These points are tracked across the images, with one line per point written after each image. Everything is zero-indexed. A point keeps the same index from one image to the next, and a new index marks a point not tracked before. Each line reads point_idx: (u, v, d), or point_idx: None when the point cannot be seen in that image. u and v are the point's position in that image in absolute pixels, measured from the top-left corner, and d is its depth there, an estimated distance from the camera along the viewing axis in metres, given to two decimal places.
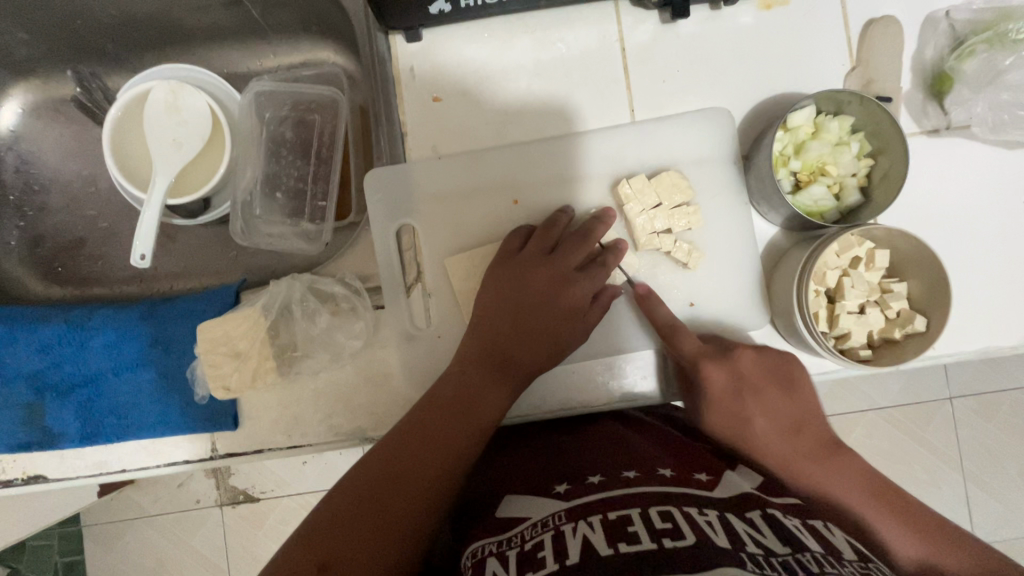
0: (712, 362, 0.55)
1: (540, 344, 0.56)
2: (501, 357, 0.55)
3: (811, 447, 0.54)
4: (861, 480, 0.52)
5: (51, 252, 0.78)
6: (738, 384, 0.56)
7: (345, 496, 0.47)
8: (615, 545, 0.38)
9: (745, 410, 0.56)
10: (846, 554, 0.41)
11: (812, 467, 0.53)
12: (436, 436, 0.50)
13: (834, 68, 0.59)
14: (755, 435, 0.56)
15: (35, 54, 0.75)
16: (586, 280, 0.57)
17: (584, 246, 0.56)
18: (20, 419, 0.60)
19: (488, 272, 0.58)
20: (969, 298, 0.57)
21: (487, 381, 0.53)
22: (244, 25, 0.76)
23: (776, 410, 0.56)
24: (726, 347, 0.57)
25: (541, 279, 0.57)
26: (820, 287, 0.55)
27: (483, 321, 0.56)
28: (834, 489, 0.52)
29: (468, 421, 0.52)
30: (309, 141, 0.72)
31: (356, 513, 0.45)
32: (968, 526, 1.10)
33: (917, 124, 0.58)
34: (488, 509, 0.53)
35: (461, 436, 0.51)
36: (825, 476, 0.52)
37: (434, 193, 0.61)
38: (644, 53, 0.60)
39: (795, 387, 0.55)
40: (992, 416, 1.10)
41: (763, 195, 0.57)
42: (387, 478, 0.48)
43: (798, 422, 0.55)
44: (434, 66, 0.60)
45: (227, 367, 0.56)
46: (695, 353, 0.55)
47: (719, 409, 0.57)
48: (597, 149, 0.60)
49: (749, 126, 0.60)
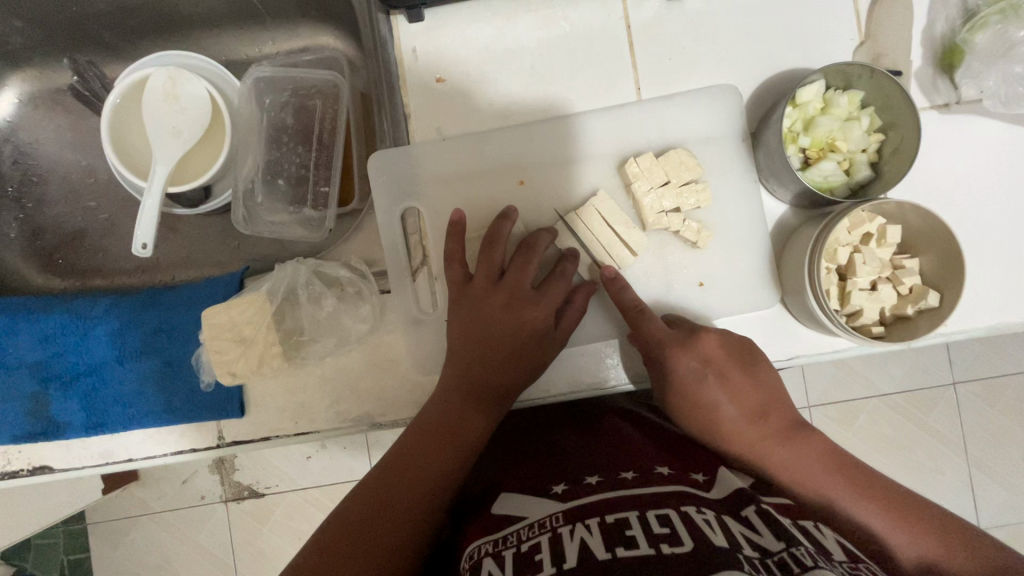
0: (677, 348, 0.54)
1: (510, 365, 0.54)
2: (473, 382, 0.54)
3: (775, 429, 0.54)
4: (827, 459, 0.51)
5: (50, 244, 0.77)
6: (701, 368, 0.54)
7: (334, 529, 0.46)
8: (613, 550, 0.38)
9: (712, 397, 0.55)
10: (836, 554, 0.40)
11: (777, 449, 0.53)
12: (415, 461, 0.50)
13: (842, 43, 0.58)
14: (721, 421, 0.55)
15: (31, 42, 0.74)
16: (548, 300, 0.56)
17: (532, 260, 0.56)
18: (23, 410, 0.59)
19: (451, 305, 0.57)
20: (982, 274, 0.56)
21: (463, 407, 0.53)
22: (242, 11, 0.75)
23: (740, 395, 0.54)
24: (690, 330, 0.55)
25: (500, 305, 0.56)
26: (830, 265, 0.54)
27: (450, 350, 0.55)
28: (800, 472, 0.51)
29: (445, 447, 0.51)
30: (311, 126, 0.71)
31: (346, 547, 0.44)
32: (973, 511, 1.10)
33: (928, 99, 0.57)
34: (483, 507, 0.53)
35: (439, 463, 0.50)
36: (787, 458, 0.52)
37: (438, 176, 0.60)
38: (650, 30, 0.59)
39: (756, 368, 0.54)
40: (996, 401, 1.10)
41: (773, 172, 0.56)
42: (375, 505, 0.47)
43: (762, 405, 0.54)
44: (436, 47, 0.60)
45: (233, 353, 0.56)
46: (661, 340, 0.54)
47: (684, 395, 0.55)
48: (604, 129, 0.59)
49: (757, 103, 0.59)
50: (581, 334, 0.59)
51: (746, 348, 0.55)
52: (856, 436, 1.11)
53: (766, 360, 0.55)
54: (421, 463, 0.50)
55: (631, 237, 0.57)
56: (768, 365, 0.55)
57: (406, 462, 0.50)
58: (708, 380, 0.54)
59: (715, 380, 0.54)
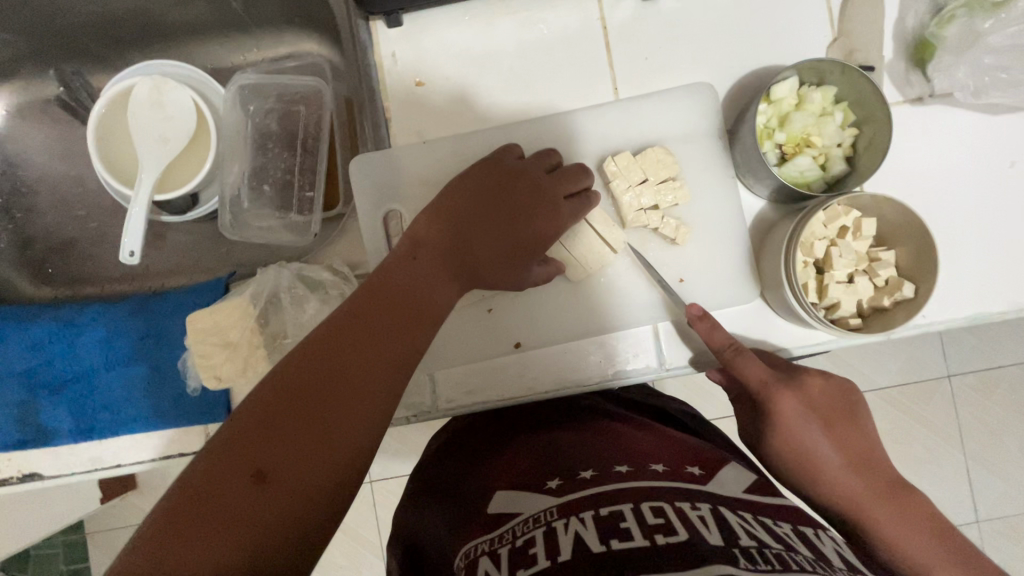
0: (782, 388, 0.51)
1: (502, 245, 0.54)
2: (457, 253, 0.53)
3: (884, 488, 0.50)
4: (937, 528, 0.48)
5: (40, 253, 0.78)
6: (809, 412, 0.51)
7: (273, 395, 0.39)
8: (607, 542, 0.38)
9: (821, 448, 0.50)
10: (837, 559, 0.39)
11: (881, 508, 0.49)
12: (380, 330, 0.45)
13: (815, 40, 0.59)
14: (822, 467, 0.51)
15: (17, 54, 0.74)
16: (566, 210, 0.55)
17: (579, 183, 0.57)
18: (13, 417, 0.60)
19: (473, 168, 0.57)
20: (959, 266, 0.57)
21: (438, 278, 0.51)
22: (226, 20, 0.76)
23: (848, 445, 0.51)
24: (792, 372, 0.53)
25: (525, 189, 0.55)
26: (808, 258, 0.55)
27: (445, 209, 0.54)
28: (905, 539, 0.47)
29: (416, 320, 0.48)
30: (295, 132, 0.72)
31: (289, 416, 0.39)
32: (970, 503, 1.10)
33: (900, 93, 0.58)
34: (476, 506, 0.51)
35: (410, 339, 0.47)
36: (901, 521, 0.48)
37: (420, 178, 0.61)
38: (627, 31, 0.60)
39: (858, 417, 0.52)
40: (991, 392, 1.11)
41: (750, 169, 0.57)
42: (328, 371, 0.41)
43: (869, 460, 0.51)
44: (416, 51, 0.60)
45: (217, 358, 0.57)
46: (762, 381, 0.51)
47: (790, 442, 0.51)
48: (584, 128, 0.60)
49: (733, 100, 0.60)
50: (565, 331, 0.60)
51: (849, 397, 0.53)
52: None
53: (865, 413, 0.54)
54: (388, 336, 0.45)
55: (611, 234, 0.58)
56: (868, 414, 0.54)
57: (356, 349, 0.43)
58: (815, 427, 0.51)
59: (820, 426, 0.51)
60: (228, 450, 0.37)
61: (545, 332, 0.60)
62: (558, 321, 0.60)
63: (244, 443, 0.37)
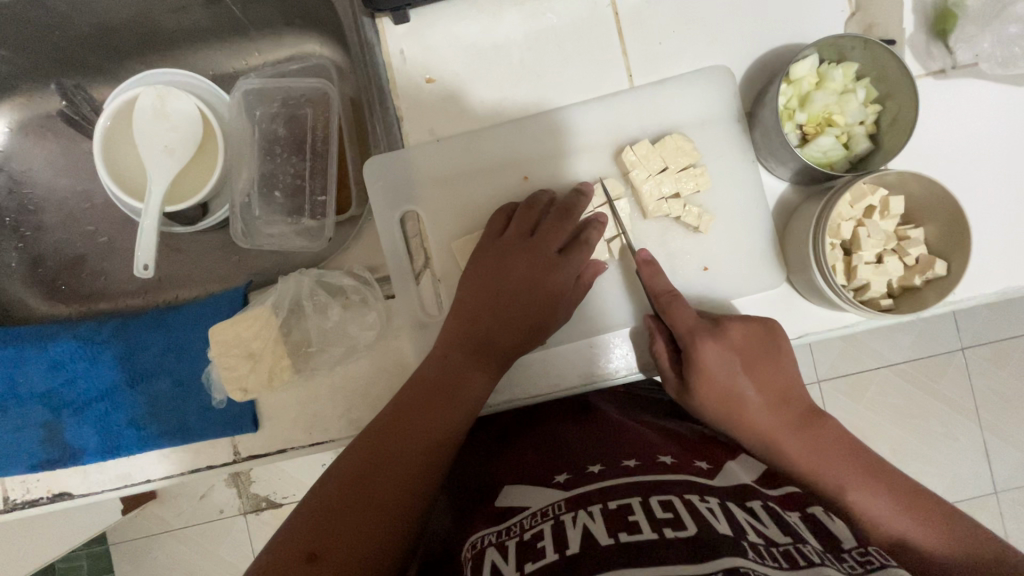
0: (706, 339, 0.52)
1: (519, 327, 0.55)
2: (480, 341, 0.54)
3: (794, 417, 0.52)
4: (839, 448, 0.51)
5: (52, 271, 0.77)
6: (732, 358, 0.52)
7: (326, 488, 0.46)
8: (615, 535, 0.38)
9: (739, 385, 0.52)
10: (846, 542, 0.42)
11: (793, 437, 0.51)
12: (416, 419, 0.50)
13: (834, 15, 0.58)
14: (746, 407, 0.52)
15: (15, 70, 0.73)
16: (571, 265, 0.57)
17: (566, 225, 0.56)
18: (38, 438, 0.59)
19: (472, 260, 0.57)
20: (989, 241, 0.55)
21: (463, 365, 0.53)
22: (225, 23, 0.74)
23: (765, 381, 0.53)
24: (715, 320, 0.54)
25: (524, 267, 0.57)
26: (835, 240, 0.54)
27: (463, 305, 0.55)
28: (816, 462, 0.51)
29: (444, 406, 0.51)
30: (303, 135, 0.71)
31: (341, 508, 0.45)
32: (988, 475, 1.10)
33: (923, 67, 0.56)
34: (486, 499, 0.53)
35: (442, 422, 0.51)
36: (802, 445, 0.51)
37: (435, 177, 0.60)
38: (638, 16, 0.58)
39: (780, 353, 0.53)
40: (1004, 363, 1.10)
41: (771, 151, 0.55)
42: (371, 464, 0.47)
43: (785, 392, 0.53)
44: (423, 47, 0.59)
45: (243, 369, 0.56)
46: (691, 330, 0.52)
47: (712, 387, 0.53)
48: (598, 119, 0.59)
49: (751, 82, 0.59)
50: (587, 326, 0.59)
51: (772, 335, 0.53)
52: (867, 408, 1.11)
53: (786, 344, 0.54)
54: (420, 423, 0.50)
55: (615, 241, 0.58)
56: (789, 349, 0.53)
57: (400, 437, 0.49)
58: (738, 370, 0.52)
59: (744, 369, 0.52)
60: (290, 535, 0.44)
61: (570, 330, 0.59)
62: (581, 318, 0.59)
63: (302, 529, 0.44)
